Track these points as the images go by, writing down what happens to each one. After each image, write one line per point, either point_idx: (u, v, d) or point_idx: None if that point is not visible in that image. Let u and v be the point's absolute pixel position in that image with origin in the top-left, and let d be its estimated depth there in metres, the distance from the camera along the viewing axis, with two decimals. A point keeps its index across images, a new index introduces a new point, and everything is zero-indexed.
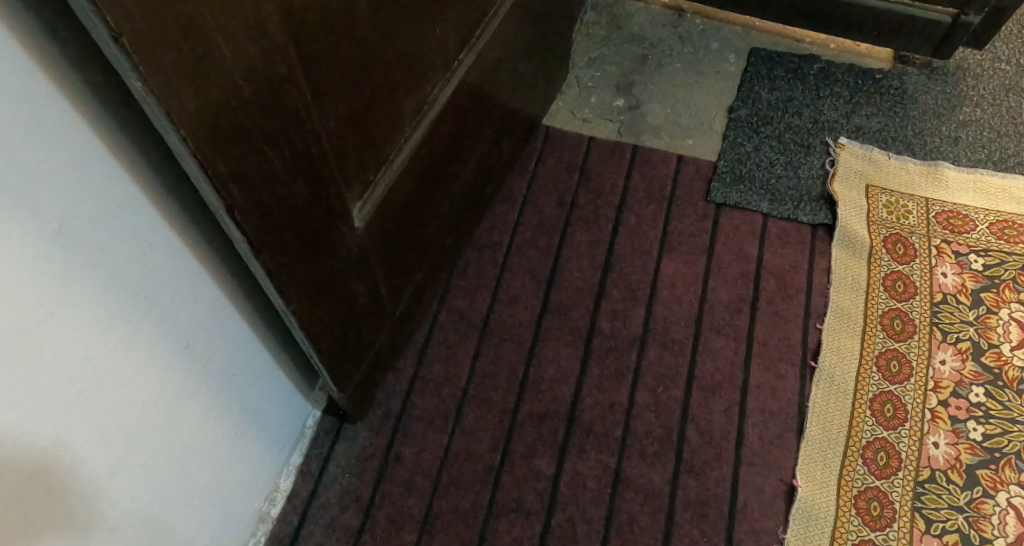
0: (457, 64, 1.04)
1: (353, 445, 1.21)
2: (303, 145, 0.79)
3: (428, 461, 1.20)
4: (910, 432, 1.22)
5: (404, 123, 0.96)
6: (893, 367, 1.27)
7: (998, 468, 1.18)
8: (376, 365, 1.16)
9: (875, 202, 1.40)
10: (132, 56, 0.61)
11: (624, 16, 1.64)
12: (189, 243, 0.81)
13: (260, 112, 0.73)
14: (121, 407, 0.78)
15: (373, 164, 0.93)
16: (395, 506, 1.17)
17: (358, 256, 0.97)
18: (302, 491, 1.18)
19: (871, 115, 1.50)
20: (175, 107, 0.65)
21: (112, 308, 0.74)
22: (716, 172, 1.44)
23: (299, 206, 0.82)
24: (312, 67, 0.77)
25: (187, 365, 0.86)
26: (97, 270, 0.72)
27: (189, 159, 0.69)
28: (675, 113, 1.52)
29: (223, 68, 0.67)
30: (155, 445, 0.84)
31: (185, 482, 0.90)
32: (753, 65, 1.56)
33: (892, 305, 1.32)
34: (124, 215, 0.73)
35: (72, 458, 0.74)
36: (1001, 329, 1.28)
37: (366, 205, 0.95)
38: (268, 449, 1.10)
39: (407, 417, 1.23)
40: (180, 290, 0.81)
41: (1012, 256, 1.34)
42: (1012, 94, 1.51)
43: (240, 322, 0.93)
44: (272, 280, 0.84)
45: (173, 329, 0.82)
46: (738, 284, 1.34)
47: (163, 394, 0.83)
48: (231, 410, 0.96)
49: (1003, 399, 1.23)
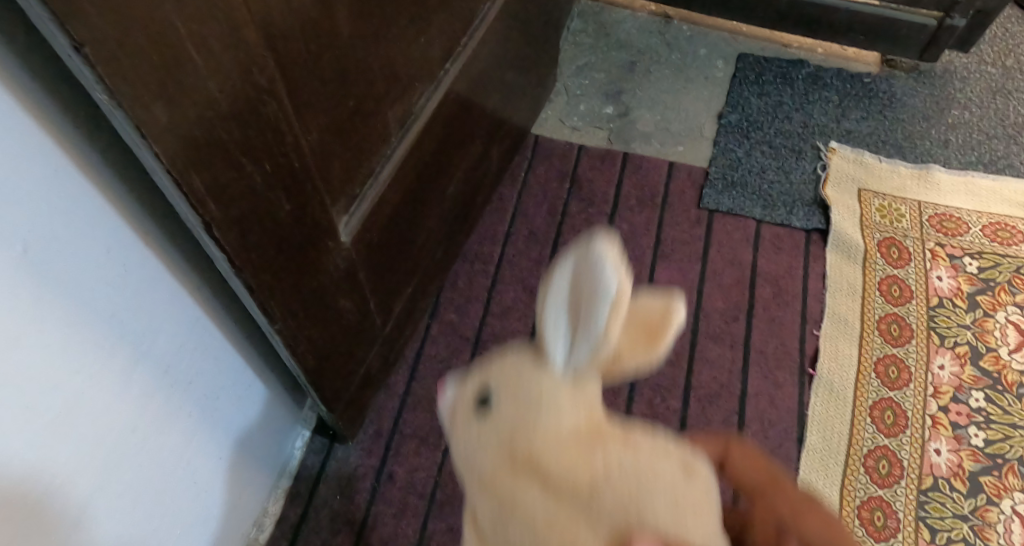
0: (443, 75, 1.02)
1: (344, 465, 1.19)
2: (284, 160, 0.77)
3: (421, 479, 1.18)
4: (911, 439, 1.20)
5: (390, 134, 0.94)
6: (892, 373, 1.25)
7: (1002, 475, 1.17)
8: (366, 382, 1.14)
9: (867, 206, 1.39)
10: (96, 67, 0.59)
11: (610, 23, 1.62)
12: (167, 264, 0.78)
13: (238, 125, 0.70)
14: (95, 435, 0.75)
15: (359, 177, 0.91)
16: (388, 529, 1.15)
17: (346, 271, 0.95)
18: (291, 515, 1.15)
19: (861, 119, 1.49)
20: (145, 120, 0.63)
21: (84, 334, 0.72)
22: (708, 179, 1.43)
23: (282, 222, 0.80)
24: (291, 80, 0.75)
25: (166, 390, 0.83)
26: (67, 295, 0.69)
27: (163, 175, 0.67)
28: (666, 119, 1.50)
29: (197, 80, 0.65)
30: (134, 473, 0.81)
31: (167, 512, 0.88)
32: (741, 70, 1.55)
33: (889, 309, 1.30)
34: (95, 237, 0.71)
35: (45, 490, 0.71)
36: (998, 332, 1.27)
37: (353, 220, 0.92)
38: (255, 473, 1.07)
39: (400, 436, 1.21)
40: (157, 312, 0.79)
41: (1007, 259, 1.33)
42: (999, 96, 1.51)
43: (223, 343, 0.90)
44: (256, 300, 0.82)
45: (151, 352, 0.80)
46: (733, 291, 1.32)
47: (142, 421, 0.81)
48: (214, 435, 0.93)
49: (1004, 404, 1.22)
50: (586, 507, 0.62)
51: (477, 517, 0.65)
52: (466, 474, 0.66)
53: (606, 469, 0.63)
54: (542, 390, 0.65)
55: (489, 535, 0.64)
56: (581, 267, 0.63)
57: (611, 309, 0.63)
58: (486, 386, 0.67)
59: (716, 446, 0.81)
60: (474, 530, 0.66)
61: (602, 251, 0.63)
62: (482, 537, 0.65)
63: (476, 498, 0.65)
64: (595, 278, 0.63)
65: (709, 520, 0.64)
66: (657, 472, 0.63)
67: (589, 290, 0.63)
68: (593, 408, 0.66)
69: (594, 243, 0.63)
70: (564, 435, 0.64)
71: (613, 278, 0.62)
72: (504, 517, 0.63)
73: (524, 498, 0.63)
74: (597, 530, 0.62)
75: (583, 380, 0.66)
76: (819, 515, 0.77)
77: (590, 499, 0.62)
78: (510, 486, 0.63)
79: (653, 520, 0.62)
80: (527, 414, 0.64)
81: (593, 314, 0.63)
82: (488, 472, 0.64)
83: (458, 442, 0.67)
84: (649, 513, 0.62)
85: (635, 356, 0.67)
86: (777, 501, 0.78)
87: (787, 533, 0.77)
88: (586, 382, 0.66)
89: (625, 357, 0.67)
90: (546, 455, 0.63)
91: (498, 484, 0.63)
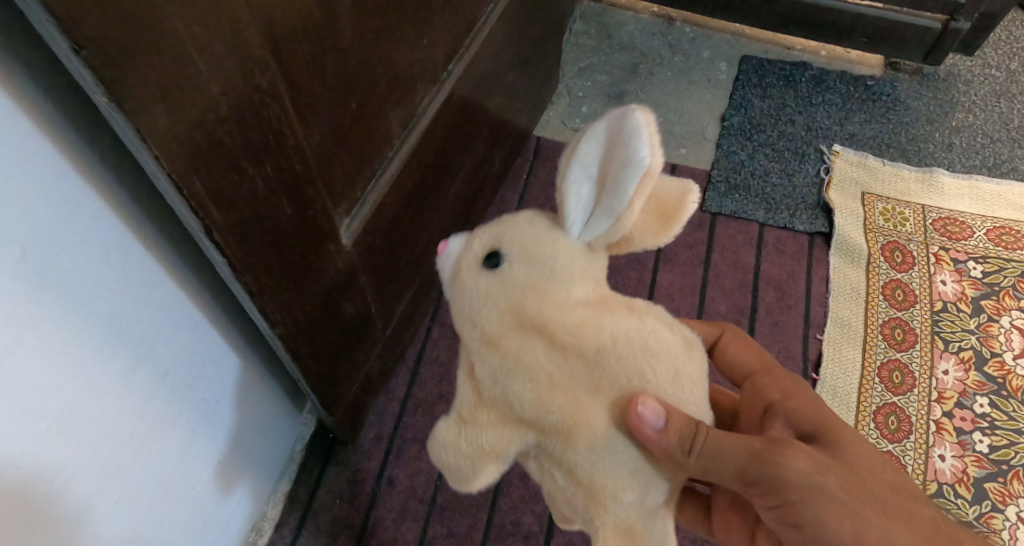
0: (445, 77, 1.01)
1: (344, 468, 1.18)
2: (285, 163, 0.76)
3: (422, 484, 1.17)
4: (915, 445, 1.19)
5: (391, 136, 0.93)
6: (896, 378, 1.24)
7: (1007, 481, 1.16)
8: (366, 385, 1.13)
9: (871, 209, 1.38)
10: (96, 69, 0.58)
11: (613, 25, 1.61)
12: (167, 267, 0.78)
13: (239, 128, 0.70)
14: (93, 439, 0.75)
15: (360, 179, 0.90)
16: (388, 533, 1.14)
17: (347, 274, 0.94)
18: (291, 519, 1.14)
19: (864, 122, 1.48)
20: (146, 123, 0.62)
21: (82, 339, 0.71)
22: (711, 181, 1.42)
23: (283, 225, 0.79)
24: (293, 83, 0.74)
25: (165, 395, 0.82)
26: (64, 298, 0.69)
27: (162, 178, 0.66)
28: (668, 121, 1.49)
29: (197, 81, 0.64)
30: (132, 478, 0.80)
31: (165, 517, 0.87)
32: (744, 72, 1.54)
33: (892, 314, 1.29)
34: (94, 239, 0.70)
35: (41, 498, 0.70)
36: (1003, 337, 1.26)
37: (354, 222, 0.92)
38: (254, 477, 1.07)
39: (400, 439, 1.20)
40: (156, 315, 0.78)
41: (1011, 264, 1.32)
42: (1003, 99, 1.50)
43: (224, 346, 0.89)
44: (256, 303, 0.81)
45: (150, 356, 0.79)
46: (736, 295, 1.32)
47: (141, 426, 0.80)
48: (213, 438, 0.93)
49: (1009, 410, 1.21)
50: (590, 370, 0.66)
51: (475, 370, 0.68)
52: (466, 328, 0.68)
53: (612, 338, 0.66)
54: (554, 252, 0.67)
55: (487, 390, 0.67)
56: (616, 137, 0.65)
57: (639, 182, 0.65)
58: (494, 244, 0.69)
59: (712, 329, 0.89)
60: (468, 385, 0.69)
61: (638, 124, 0.64)
62: (478, 392, 0.68)
63: (474, 353, 0.68)
64: (628, 149, 0.65)
65: (700, 393, 0.70)
66: (658, 343, 0.67)
67: (622, 161, 0.65)
68: (598, 278, 0.69)
69: (631, 112, 0.65)
70: (571, 298, 0.67)
71: (646, 149, 0.64)
72: (508, 372, 0.66)
73: (528, 355, 0.66)
74: (599, 392, 0.66)
75: (593, 249, 0.69)
76: (806, 397, 0.80)
77: (594, 364, 0.66)
78: (516, 343, 0.66)
79: (653, 384, 0.67)
80: (535, 275, 0.67)
81: (618, 180, 0.65)
82: (493, 329, 0.67)
83: (460, 295, 0.69)
84: (649, 377, 0.67)
85: (645, 236, 0.69)
86: (767, 383, 0.83)
87: (773, 408, 0.81)
88: (596, 252, 0.69)
89: (637, 236, 0.69)
90: (552, 317, 0.66)
91: (503, 340, 0.67)
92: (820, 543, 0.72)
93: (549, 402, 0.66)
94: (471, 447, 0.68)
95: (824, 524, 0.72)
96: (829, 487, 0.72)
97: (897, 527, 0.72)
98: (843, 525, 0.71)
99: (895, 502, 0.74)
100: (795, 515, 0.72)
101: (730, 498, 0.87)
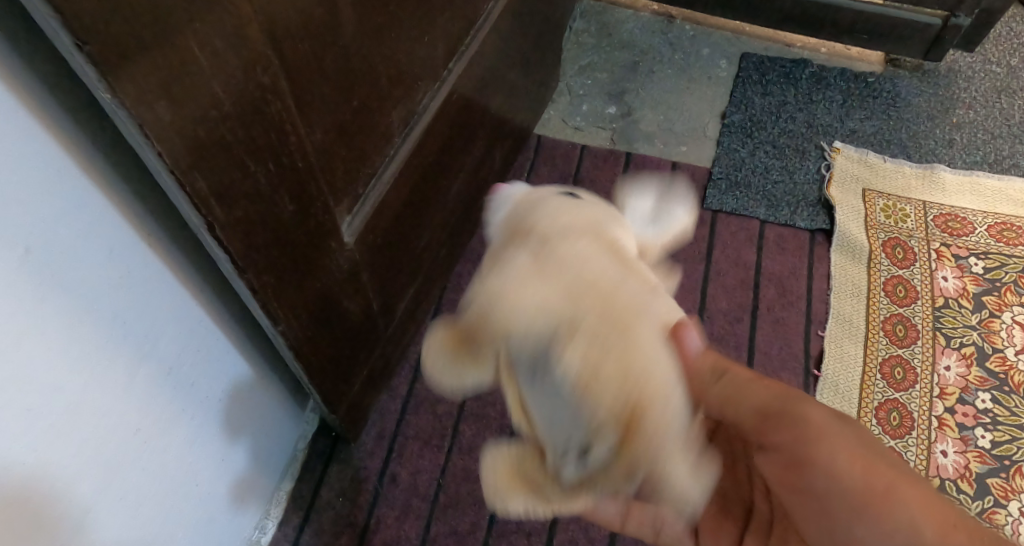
0: (446, 75, 1.01)
1: (347, 467, 1.18)
2: (288, 160, 0.76)
3: (425, 482, 1.17)
4: (917, 440, 1.19)
5: (393, 134, 0.93)
6: (897, 374, 1.24)
7: (1009, 476, 1.16)
8: (368, 383, 1.13)
9: (872, 206, 1.38)
10: (100, 66, 0.58)
11: (613, 23, 1.61)
12: (170, 265, 0.78)
13: (242, 125, 0.70)
14: (98, 436, 0.75)
15: (362, 177, 0.90)
16: (391, 531, 1.14)
17: (349, 272, 0.94)
18: (293, 517, 1.14)
19: (865, 119, 1.48)
20: (149, 120, 0.62)
21: (86, 337, 0.71)
22: (712, 179, 1.42)
23: (285, 223, 0.79)
24: (295, 80, 0.74)
25: (169, 392, 0.83)
26: (68, 296, 0.69)
27: (166, 175, 0.66)
28: (668, 119, 1.49)
29: (200, 78, 0.64)
30: (136, 476, 0.80)
31: (169, 515, 0.87)
32: (745, 69, 1.54)
33: (894, 310, 1.29)
34: (98, 238, 0.70)
35: (45, 496, 0.71)
36: (1004, 333, 1.26)
37: (356, 220, 0.92)
38: (258, 476, 1.07)
39: (403, 437, 1.20)
40: (160, 314, 0.78)
41: (1012, 259, 1.32)
42: (1004, 95, 1.50)
43: (227, 344, 0.90)
44: (259, 301, 0.81)
45: (154, 354, 0.79)
46: (737, 292, 1.32)
47: (145, 423, 0.80)
48: (216, 436, 0.93)
49: (1010, 405, 1.21)
50: (644, 287, 0.74)
51: (545, 250, 0.74)
52: (537, 224, 0.76)
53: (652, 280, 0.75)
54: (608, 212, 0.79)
55: (554, 266, 0.73)
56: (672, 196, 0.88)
57: None
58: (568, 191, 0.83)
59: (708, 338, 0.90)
60: (532, 260, 0.74)
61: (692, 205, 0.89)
62: (541, 268, 0.73)
63: (544, 239, 0.75)
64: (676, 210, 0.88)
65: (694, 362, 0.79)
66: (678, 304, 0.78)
67: None
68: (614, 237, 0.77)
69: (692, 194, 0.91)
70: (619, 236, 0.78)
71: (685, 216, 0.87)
72: (577, 261, 0.73)
73: (594, 257, 0.73)
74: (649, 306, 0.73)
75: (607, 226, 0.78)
76: None
77: (645, 285, 0.74)
78: (586, 243, 0.74)
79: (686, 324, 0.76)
80: (600, 211, 0.79)
81: None
82: (568, 225, 0.76)
83: (534, 207, 0.79)
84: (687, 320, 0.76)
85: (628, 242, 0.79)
86: None
87: None
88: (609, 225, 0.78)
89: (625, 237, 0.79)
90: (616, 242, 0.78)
91: (574, 236, 0.75)
92: (830, 477, 0.76)
93: (612, 293, 0.72)
94: (525, 309, 0.72)
95: (836, 461, 0.76)
96: (846, 434, 0.77)
97: (900, 481, 0.76)
98: (854, 464, 0.76)
99: (899, 465, 0.78)
100: (809, 450, 0.77)
101: (717, 499, 0.90)
